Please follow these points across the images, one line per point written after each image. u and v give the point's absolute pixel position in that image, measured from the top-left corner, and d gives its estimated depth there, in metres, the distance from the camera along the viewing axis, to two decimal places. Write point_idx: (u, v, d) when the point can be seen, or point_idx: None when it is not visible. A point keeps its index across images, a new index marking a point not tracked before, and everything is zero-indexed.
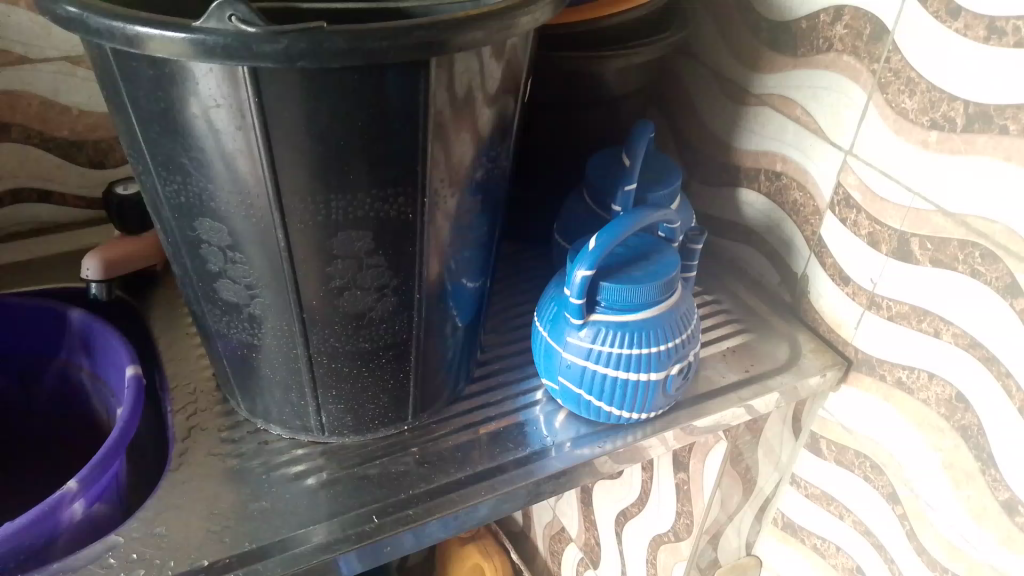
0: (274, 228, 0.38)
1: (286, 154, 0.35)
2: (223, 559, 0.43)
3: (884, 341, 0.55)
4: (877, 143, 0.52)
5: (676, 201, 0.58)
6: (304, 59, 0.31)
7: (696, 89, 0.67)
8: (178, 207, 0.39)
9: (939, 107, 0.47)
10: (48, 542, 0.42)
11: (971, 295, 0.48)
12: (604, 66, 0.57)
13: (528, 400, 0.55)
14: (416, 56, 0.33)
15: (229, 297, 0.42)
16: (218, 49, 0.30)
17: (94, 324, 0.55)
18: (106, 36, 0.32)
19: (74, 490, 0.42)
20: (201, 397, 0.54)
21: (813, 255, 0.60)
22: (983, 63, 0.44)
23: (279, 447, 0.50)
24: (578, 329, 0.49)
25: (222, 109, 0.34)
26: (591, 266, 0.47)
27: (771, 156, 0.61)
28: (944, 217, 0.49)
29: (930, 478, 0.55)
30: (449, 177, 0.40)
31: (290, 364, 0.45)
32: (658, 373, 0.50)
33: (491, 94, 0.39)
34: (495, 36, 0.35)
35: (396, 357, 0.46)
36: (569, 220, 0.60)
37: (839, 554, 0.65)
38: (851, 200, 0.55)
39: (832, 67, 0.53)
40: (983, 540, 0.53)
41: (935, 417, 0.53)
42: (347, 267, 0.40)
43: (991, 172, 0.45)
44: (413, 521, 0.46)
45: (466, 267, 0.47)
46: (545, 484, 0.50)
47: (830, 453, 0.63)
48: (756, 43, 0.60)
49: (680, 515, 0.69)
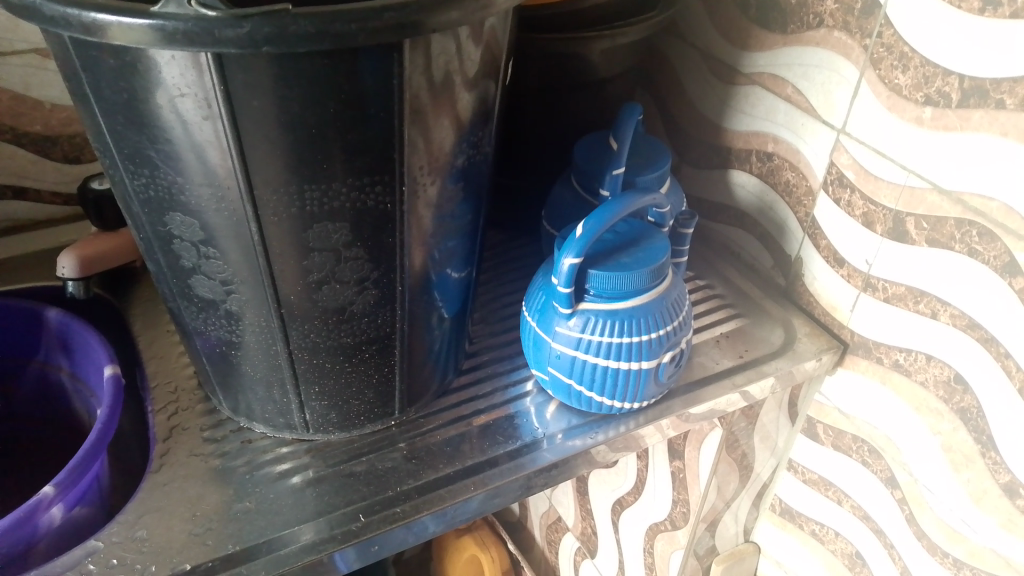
0: (248, 222, 0.37)
1: (257, 144, 0.34)
2: (206, 562, 0.42)
3: (881, 324, 0.54)
4: (870, 121, 0.50)
5: (666, 184, 0.57)
6: (269, 44, 0.30)
7: (684, 69, 0.66)
8: (147, 201, 0.38)
9: (934, 82, 0.46)
10: (26, 548, 0.41)
11: (969, 273, 0.47)
12: (590, 47, 0.56)
13: (518, 391, 0.54)
14: (389, 38, 0.31)
15: (204, 293, 0.41)
16: (179, 35, 0.29)
17: (72, 323, 0.53)
18: (62, 23, 0.30)
19: (51, 495, 0.41)
20: (183, 396, 0.52)
21: (806, 238, 0.59)
22: (978, 35, 0.43)
23: (263, 446, 0.49)
24: (568, 319, 0.48)
25: (188, 98, 0.32)
26: (579, 253, 0.45)
27: (762, 137, 0.60)
28: (940, 195, 0.47)
29: (929, 462, 0.54)
30: (429, 164, 0.38)
31: (271, 361, 0.44)
32: (650, 361, 0.48)
33: (471, 78, 0.38)
34: (472, 16, 0.33)
35: (380, 352, 0.45)
36: (557, 207, 0.59)
37: (838, 540, 0.65)
38: (844, 179, 0.53)
39: (823, 44, 0.52)
40: (983, 523, 0.52)
41: (934, 400, 0.52)
42: (325, 260, 0.39)
43: (988, 148, 0.44)
44: (402, 519, 0.45)
45: (450, 257, 0.46)
46: (537, 477, 0.49)
47: (827, 438, 0.62)
48: (745, 20, 0.58)
49: (676, 503, 0.68)
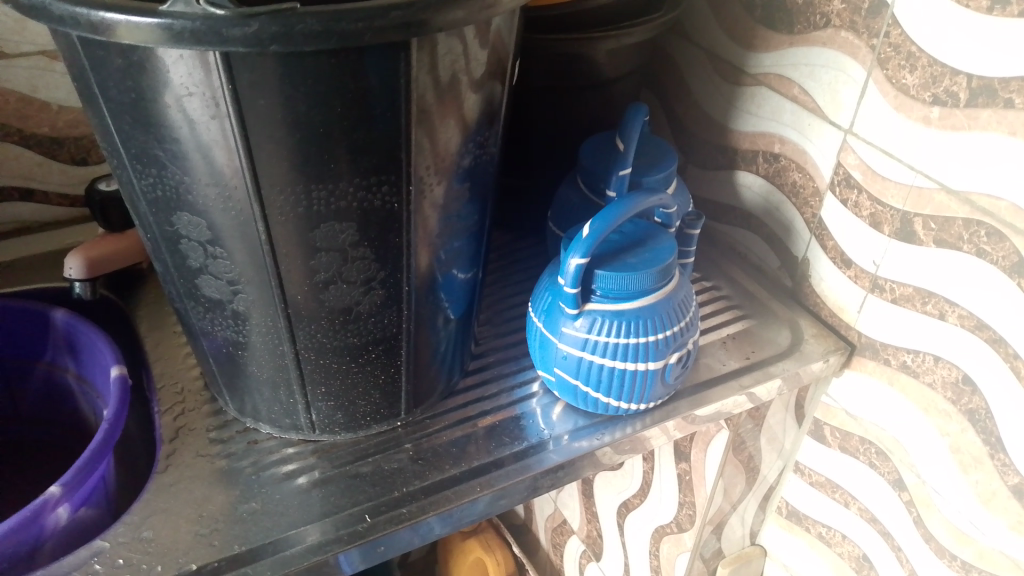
0: (255, 222, 0.37)
1: (263, 143, 0.34)
2: (212, 562, 0.42)
3: (888, 325, 0.54)
4: (877, 121, 0.50)
5: (672, 185, 0.57)
6: (277, 43, 0.30)
7: (690, 70, 0.66)
8: (154, 201, 0.38)
9: (941, 82, 0.45)
10: (33, 548, 0.41)
11: (978, 274, 0.47)
12: (596, 47, 0.56)
13: (524, 393, 0.54)
14: (395, 37, 0.31)
15: (211, 293, 0.41)
16: (186, 34, 0.29)
17: (78, 324, 0.53)
18: (70, 23, 0.31)
19: (57, 495, 0.41)
20: (189, 396, 0.52)
21: (813, 239, 0.58)
22: (986, 34, 0.42)
23: (269, 447, 0.49)
24: (574, 319, 0.48)
25: (195, 97, 0.32)
26: (585, 253, 0.45)
27: (769, 137, 0.60)
28: (948, 195, 0.47)
29: (937, 464, 0.54)
30: (435, 164, 0.38)
31: (278, 362, 0.44)
32: (656, 362, 0.48)
33: (477, 79, 0.38)
34: (477, 15, 0.33)
35: (386, 352, 0.45)
36: (563, 207, 0.58)
37: (845, 543, 0.64)
38: (852, 179, 0.53)
39: (830, 44, 0.52)
40: (993, 525, 0.51)
41: (942, 401, 0.52)
42: (332, 260, 0.39)
43: (996, 147, 0.44)
44: (408, 520, 0.45)
45: (457, 258, 0.46)
46: (543, 478, 0.49)
47: (834, 440, 0.62)
48: (752, 20, 0.58)
49: (682, 505, 0.68)
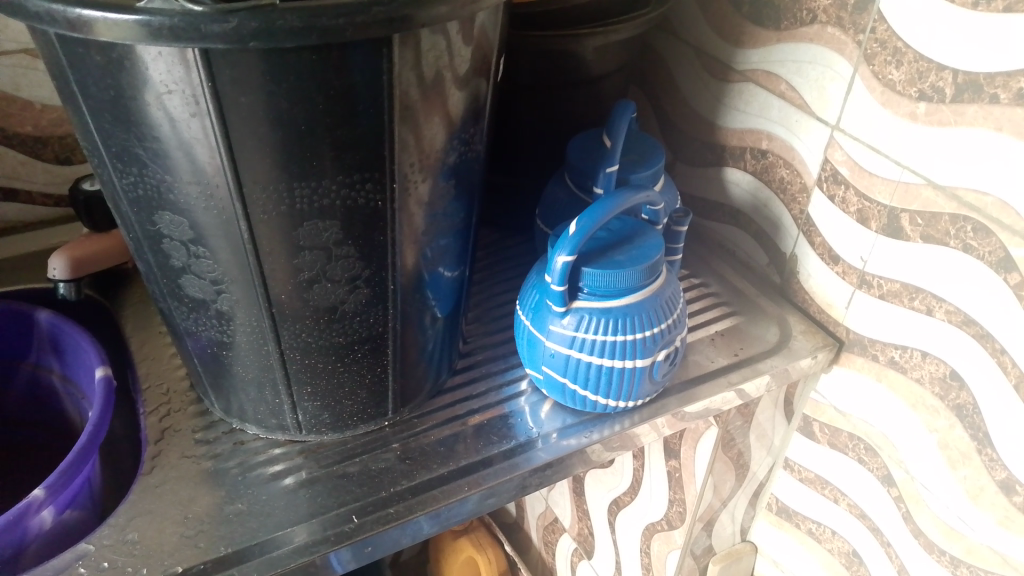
0: (237, 220, 0.37)
1: (245, 141, 0.34)
2: (198, 564, 0.41)
3: (876, 322, 0.54)
4: (864, 117, 0.50)
5: (660, 182, 0.57)
6: (256, 40, 0.29)
7: (677, 67, 0.65)
8: (136, 201, 0.38)
9: (927, 77, 0.45)
10: (15, 552, 0.41)
11: (964, 269, 0.47)
12: (582, 45, 0.56)
13: (512, 391, 0.54)
14: (377, 32, 0.31)
15: (195, 293, 0.41)
16: (165, 31, 0.29)
17: (63, 325, 0.53)
18: (47, 19, 0.30)
19: (40, 498, 0.41)
20: (174, 397, 0.52)
21: (801, 235, 0.58)
22: (970, 29, 0.43)
23: (256, 448, 0.49)
24: (561, 317, 0.48)
25: (175, 95, 0.32)
26: (572, 251, 0.45)
27: (756, 134, 0.59)
28: (934, 190, 0.47)
29: (926, 459, 0.54)
30: (420, 161, 0.38)
31: (262, 362, 0.44)
32: (644, 360, 0.48)
33: (462, 76, 0.37)
34: (460, 11, 0.33)
35: (373, 352, 0.45)
36: (551, 204, 0.58)
37: (835, 539, 0.64)
38: (838, 175, 0.53)
39: (816, 40, 0.52)
40: (980, 520, 0.52)
41: (930, 396, 0.52)
42: (316, 258, 0.39)
43: (983, 143, 0.44)
44: (395, 519, 0.45)
45: (443, 255, 0.45)
46: (531, 477, 0.48)
47: (823, 436, 0.62)
48: (739, 16, 0.58)
49: (672, 502, 0.68)
